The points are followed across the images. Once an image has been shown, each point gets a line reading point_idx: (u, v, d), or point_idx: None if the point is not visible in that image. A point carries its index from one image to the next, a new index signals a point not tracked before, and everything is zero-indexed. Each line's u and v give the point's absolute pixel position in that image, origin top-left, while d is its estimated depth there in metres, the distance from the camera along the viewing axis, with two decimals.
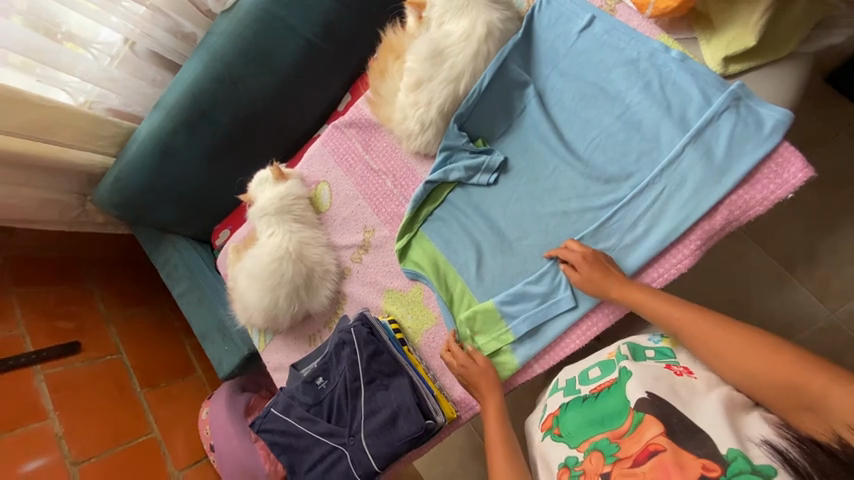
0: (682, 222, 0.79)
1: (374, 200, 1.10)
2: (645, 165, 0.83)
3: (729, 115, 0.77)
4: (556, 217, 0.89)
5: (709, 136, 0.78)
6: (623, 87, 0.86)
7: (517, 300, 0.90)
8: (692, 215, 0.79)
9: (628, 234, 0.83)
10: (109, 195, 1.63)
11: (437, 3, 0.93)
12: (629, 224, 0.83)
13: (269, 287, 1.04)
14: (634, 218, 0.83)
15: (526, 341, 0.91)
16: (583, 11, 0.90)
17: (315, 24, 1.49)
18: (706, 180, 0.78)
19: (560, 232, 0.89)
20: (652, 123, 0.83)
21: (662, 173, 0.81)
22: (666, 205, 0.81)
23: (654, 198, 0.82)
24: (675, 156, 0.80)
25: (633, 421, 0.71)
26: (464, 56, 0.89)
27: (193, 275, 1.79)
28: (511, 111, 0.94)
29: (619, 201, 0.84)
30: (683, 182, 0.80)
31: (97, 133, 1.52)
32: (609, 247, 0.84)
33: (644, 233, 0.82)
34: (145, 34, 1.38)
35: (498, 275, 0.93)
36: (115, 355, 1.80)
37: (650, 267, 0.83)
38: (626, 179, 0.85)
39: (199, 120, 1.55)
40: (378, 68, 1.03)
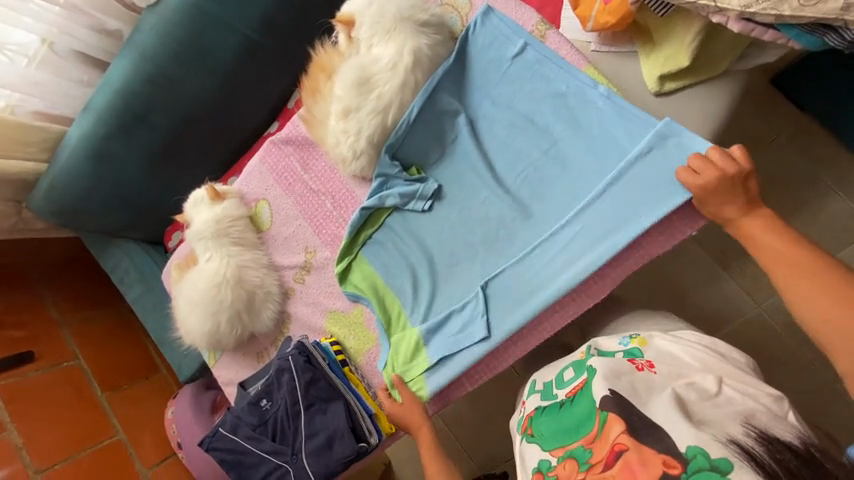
0: (596, 259, 0.80)
1: (314, 221, 1.10)
2: (569, 200, 0.85)
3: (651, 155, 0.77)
4: (485, 247, 0.92)
5: (628, 179, 0.79)
6: (551, 120, 0.87)
7: (441, 327, 0.94)
8: (607, 252, 0.79)
9: (545, 268, 0.85)
10: (45, 202, 1.55)
11: (364, 24, 0.89)
12: (546, 260, 0.85)
13: (210, 313, 1.05)
14: (553, 253, 0.85)
15: (441, 369, 0.93)
16: (517, 36, 0.88)
17: (254, 19, 1.41)
18: (621, 219, 0.79)
19: (487, 261, 0.91)
20: (575, 160, 0.85)
21: (579, 212, 0.83)
22: (584, 242, 0.82)
23: (572, 235, 0.83)
24: (594, 196, 0.81)
25: (600, 424, 0.72)
26: (390, 85, 0.88)
27: (147, 280, 1.77)
28: (444, 140, 0.94)
29: (540, 236, 0.87)
30: (599, 220, 0.81)
31: (23, 139, 1.43)
32: (528, 282, 0.86)
33: (560, 270, 0.84)
34: (67, 33, 1.29)
35: (430, 301, 0.96)
36: (72, 360, 1.78)
37: (566, 304, 0.85)
38: (550, 214, 0.87)
39: (135, 122, 1.46)
40: (310, 87, 0.99)
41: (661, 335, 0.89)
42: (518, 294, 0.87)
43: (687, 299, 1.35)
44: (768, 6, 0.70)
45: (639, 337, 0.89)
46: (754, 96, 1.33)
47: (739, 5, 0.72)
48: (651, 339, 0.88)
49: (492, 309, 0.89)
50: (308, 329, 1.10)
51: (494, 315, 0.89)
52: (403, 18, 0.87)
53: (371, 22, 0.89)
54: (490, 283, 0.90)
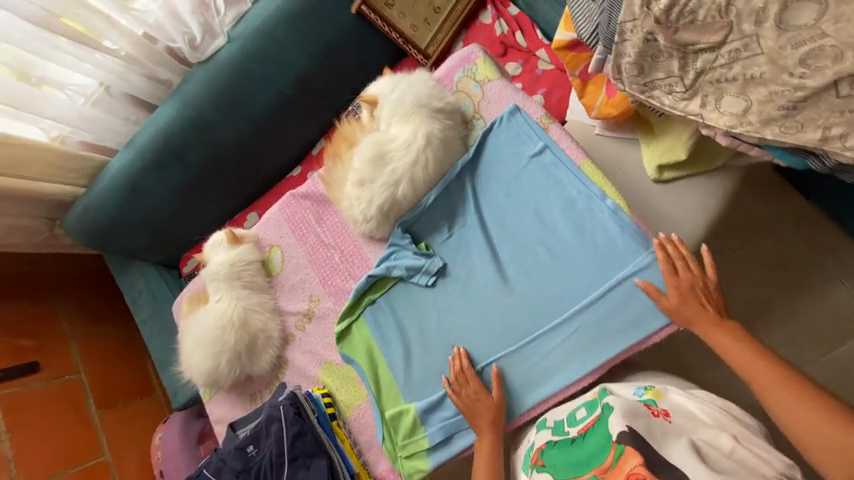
0: (592, 364, 0.87)
1: (321, 272, 1.16)
2: (563, 301, 0.90)
3: (645, 274, 0.85)
4: (483, 331, 0.96)
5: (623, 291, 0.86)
6: (560, 222, 0.92)
7: (437, 407, 0.97)
8: (597, 359, 0.87)
9: (543, 364, 0.91)
10: (77, 224, 1.67)
11: (386, 106, 1.00)
12: (543, 353, 0.91)
13: (212, 352, 1.10)
14: (549, 349, 0.90)
15: (440, 448, 0.96)
16: (537, 137, 0.96)
17: (290, 79, 1.55)
18: (613, 329, 0.87)
19: (485, 345, 0.95)
20: (579, 261, 0.90)
21: (577, 314, 0.88)
22: (579, 345, 0.88)
23: (567, 335, 0.89)
24: (592, 301, 0.87)
25: (614, 457, 0.72)
26: (404, 162, 0.95)
27: (158, 302, 1.84)
28: (453, 219, 1.01)
29: (538, 330, 0.91)
30: (594, 326, 0.87)
31: (67, 166, 1.57)
32: (523, 371, 0.92)
33: (555, 364, 0.90)
34: (121, 78, 1.44)
35: (425, 378, 0.99)
36: (73, 374, 1.82)
37: (554, 397, 0.90)
38: (549, 309, 0.91)
39: (170, 160, 1.59)
40: (333, 153, 1.09)
41: (674, 389, 0.83)
42: (517, 384, 0.92)
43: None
44: (750, 129, 0.74)
45: (654, 388, 0.83)
46: (759, 183, 1.37)
47: (724, 125, 0.77)
48: (666, 392, 0.82)
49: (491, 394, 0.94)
50: (302, 377, 1.13)
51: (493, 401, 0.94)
52: (420, 105, 0.96)
53: (391, 106, 0.99)
54: (487, 368, 0.94)
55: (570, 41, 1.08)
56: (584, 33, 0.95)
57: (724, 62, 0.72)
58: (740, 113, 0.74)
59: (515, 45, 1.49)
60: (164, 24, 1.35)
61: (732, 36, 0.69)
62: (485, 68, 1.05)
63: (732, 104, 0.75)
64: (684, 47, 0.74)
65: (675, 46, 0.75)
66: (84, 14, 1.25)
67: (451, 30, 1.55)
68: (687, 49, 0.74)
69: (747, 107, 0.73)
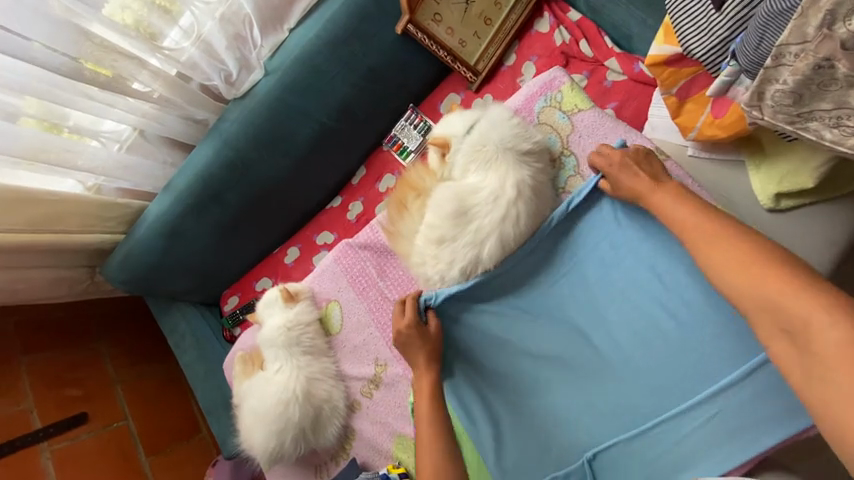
0: (743, 457, 0.70)
1: (387, 332, 1.04)
2: (695, 376, 0.76)
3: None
4: (592, 407, 0.82)
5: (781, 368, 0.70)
6: (683, 281, 0.79)
7: None
8: (751, 452, 0.70)
9: (674, 452, 0.75)
10: (117, 272, 1.60)
11: (462, 150, 0.86)
12: (673, 439, 0.75)
13: (274, 429, 1.00)
14: (681, 435, 0.75)
15: None
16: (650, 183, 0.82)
17: (331, 108, 1.44)
18: (770, 415, 0.70)
19: (596, 426, 0.81)
20: (713, 329, 0.76)
21: (718, 393, 0.73)
22: (722, 431, 0.72)
23: (704, 416, 0.74)
24: (739, 380, 0.71)
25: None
26: (491, 218, 0.81)
27: (200, 345, 1.76)
28: (543, 275, 0.89)
29: (664, 410, 0.77)
30: (742, 408, 0.72)
31: (102, 215, 1.50)
32: (647, 459, 0.76)
33: (690, 454, 0.74)
34: (156, 121, 1.36)
35: (521, 463, 0.85)
36: (122, 421, 1.75)
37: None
38: (677, 386, 0.77)
39: (209, 202, 1.49)
40: (397, 202, 0.96)
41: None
42: (641, 474, 0.77)
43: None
44: None
45: None
46: None
47: None
48: None
49: None
50: (373, 450, 1.02)
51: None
52: (506, 148, 0.83)
53: (470, 150, 0.86)
54: (599, 454, 0.79)
55: (673, 55, 0.92)
56: (702, 52, 0.79)
57: None
58: None
59: (580, 54, 1.32)
60: (199, 62, 1.25)
61: None
62: (572, 95, 0.90)
63: None
64: None
65: None
66: (117, 60, 1.16)
67: (504, 41, 1.39)
68: None
69: None
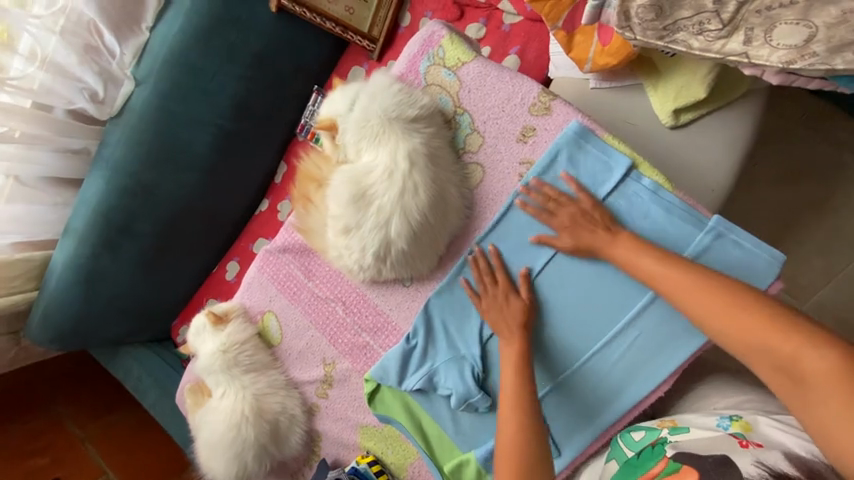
0: (665, 369, 0.76)
1: (327, 330, 1.01)
2: (615, 308, 0.78)
3: (711, 256, 0.72)
4: (531, 358, 0.84)
5: None
6: None
7: None
8: (669, 364, 0.76)
9: (608, 380, 0.79)
10: (41, 332, 1.47)
11: (349, 129, 0.80)
12: (606, 368, 0.79)
13: (233, 454, 0.96)
14: (612, 363, 0.79)
15: None
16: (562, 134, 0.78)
17: (225, 108, 1.31)
18: (683, 327, 0.74)
19: (537, 375, 0.84)
20: None
21: (638, 317, 0.76)
22: (645, 351, 0.77)
23: (629, 343, 0.78)
24: (654, 298, 0.74)
25: (664, 467, 0.61)
26: (390, 196, 0.76)
27: (160, 383, 1.67)
28: (464, 242, 0.87)
29: (594, 345, 0.80)
30: (660, 329, 0.76)
31: (6, 275, 1.35)
32: (587, 394, 0.81)
33: (625, 378, 0.78)
34: (28, 162, 1.19)
35: (477, 419, 0.88)
36: (101, 477, 1.68)
37: (627, 416, 0.79)
38: (601, 320, 0.79)
39: (120, 236, 1.37)
40: (302, 197, 0.91)
41: (766, 420, 0.66)
42: (583, 408, 0.81)
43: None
44: (817, 61, 0.59)
45: (740, 419, 0.67)
46: None
47: (780, 62, 0.61)
48: (756, 424, 0.66)
49: (556, 425, 0.83)
50: (341, 446, 1.02)
51: (560, 432, 0.83)
52: (391, 119, 0.77)
53: (356, 127, 0.80)
54: (545, 398, 0.83)
55: None
56: None
57: None
58: (801, 44, 0.59)
59: (472, 2, 1.25)
60: (54, 86, 1.11)
61: None
62: (453, 49, 0.85)
63: (789, 34, 0.58)
64: None
65: None
66: None
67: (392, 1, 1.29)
68: None
69: (811, 36, 0.57)
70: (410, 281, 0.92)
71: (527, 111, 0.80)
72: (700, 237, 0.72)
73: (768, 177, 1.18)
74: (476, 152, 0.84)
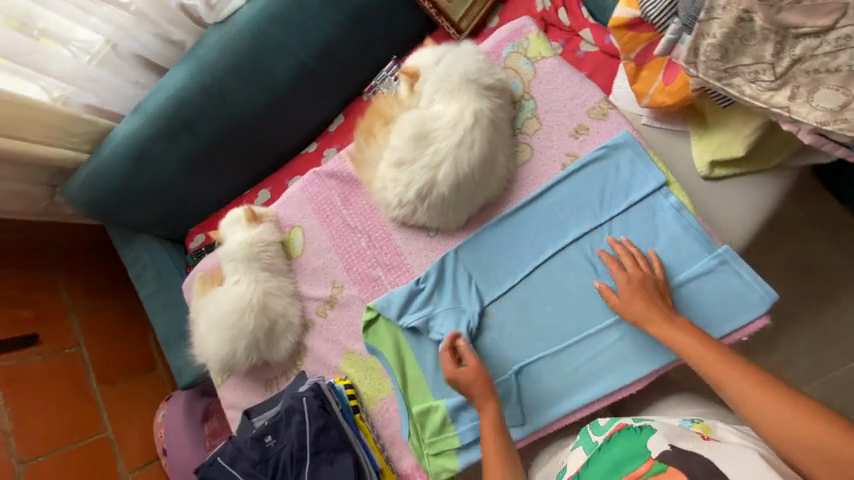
0: (643, 371, 0.82)
1: (346, 256, 1.09)
2: None
3: (711, 278, 0.80)
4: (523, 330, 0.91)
5: (690, 291, 0.80)
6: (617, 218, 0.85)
7: (468, 406, 0.92)
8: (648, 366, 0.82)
9: (588, 367, 0.86)
10: (79, 192, 1.57)
11: (430, 79, 0.91)
12: (588, 356, 0.86)
13: (228, 337, 1.04)
14: (596, 352, 0.85)
15: (472, 448, 0.91)
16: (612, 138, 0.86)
17: (313, 47, 1.44)
18: None
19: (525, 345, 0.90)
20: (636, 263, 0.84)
21: (631, 316, 0.83)
22: (630, 350, 0.83)
23: (617, 338, 0.84)
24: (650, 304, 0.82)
25: (650, 467, 0.64)
26: (448, 142, 0.85)
27: (162, 278, 1.75)
28: (495, 210, 0.95)
29: (585, 332, 0.86)
30: (649, 332, 0.82)
31: (69, 129, 1.45)
32: (564, 376, 0.87)
33: (604, 370, 0.85)
34: (131, 37, 1.31)
35: None
36: (73, 348, 1.67)
37: (594, 405, 0.85)
38: (597, 311, 0.86)
39: (182, 129, 1.49)
40: (365, 129, 1.01)
41: (726, 425, 0.73)
42: (558, 387, 0.87)
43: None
44: (846, 127, 0.69)
45: (702, 422, 0.73)
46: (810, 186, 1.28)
47: (815, 122, 0.71)
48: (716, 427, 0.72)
49: (528, 396, 0.89)
50: (322, 365, 1.08)
51: (530, 401, 0.89)
52: (470, 81, 0.88)
53: (436, 79, 0.90)
54: (525, 368, 0.89)
55: (632, 19, 1.00)
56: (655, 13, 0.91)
57: (828, 50, 0.68)
58: (836, 108, 0.70)
59: (558, 23, 1.38)
60: None
61: (844, 22, 0.65)
62: (537, 45, 0.96)
63: (827, 98, 0.70)
64: (784, 30, 0.70)
65: (773, 28, 0.70)
66: None
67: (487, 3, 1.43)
68: (787, 32, 0.70)
69: (846, 102, 0.69)
70: (435, 233, 1.01)
71: (586, 112, 0.90)
72: (706, 260, 0.80)
73: (780, 257, 1.24)
74: (530, 134, 0.93)
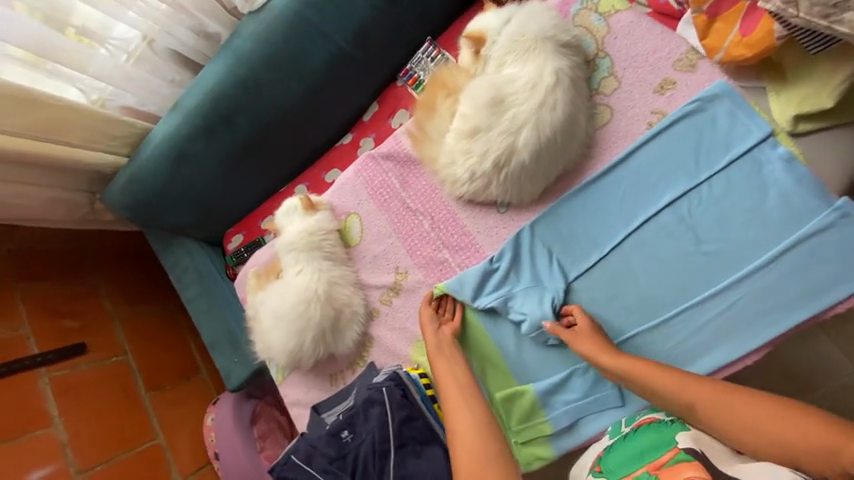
0: (759, 338, 0.79)
1: (408, 241, 1.04)
2: (718, 269, 0.81)
3: (832, 234, 0.75)
4: (616, 305, 0.87)
5: (807, 248, 0.77)
6: (713, 176, 0.82)
7: (559, 390, 0.90)
8: (764, 332, 0.79)
9: (696, 340, 0.82)
10: (119, 196, 1.55)
11: (499, 41, 0.86)
12: (694, 328, 0.82)
13: (296, 329, 1.00)
14: (702, 323, 0.82)
15: (564, 433, 0.90)
16: (705, 93, 0.82)
17: (349, 31, 1.38)
18: (786, 300, 0.78)
19: (618, 319, 0.86)
20: (742, 227, 0.80)
21: (741, 282, 0.80)
22: (743, 316, 0.80)
23: (724, 307, 0.81)
24: (762, 267, 0.78)
25: (675, 455, 0.66)
26: (528, 105, 0.82)
27: (204, 281, 1.70)
28: (576, 181, 0.89)
29: (689, 303, 0.83)
30: (762, 296, 0.79)
31: (110, 132, 1.44)
32: (667, 349, 0.83)
33: (715, 341, 0.81)
34: (167, 32, 1.28)
35: (542, 355, 0.92)
36: (120, 356, 1.59)
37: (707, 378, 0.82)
38: (702, 281, 0.82)
39: (220, 125, 1.45)
40: (425, 103, 0.94)
41: None
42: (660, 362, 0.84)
43: (781, 363, 1.19)
44: None
45: None
46: None
47: None
48: None
49: None
50: (390, 355, 1.03)
51: None
52: (546, 38, 0.84)
53: (508, 40, 0.85)
54: (624, 343, 0.85)
55: None
56: None
57: None
58: None
59: None
60: None
61: None
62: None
63: None
64: None
65: None
66: None
67: None
68: None
69: None
70: (506, 208, 0.95)
71: (671, 64, 0.85)
72: (826, 214, 0.76)
73: None
74: (608, 95, 0.88)
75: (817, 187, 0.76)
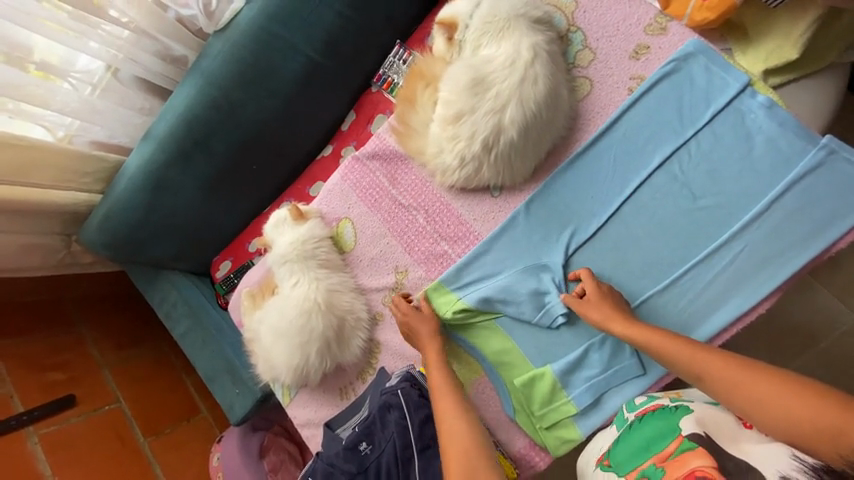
0: (767, 286, 0.81)
1: (404, 238, 1.01)
2: (716, 223, 0.84)
3: (822, 173, 0.79)
4: (622, 271, 0.88)
5: (801, 190, 0.80)
6: (695, 133, 0.86)
7: (577, 368, 0.89)
8: (777, 275, 0.80)
9: (706, 296, 0.84)
10: (97, 236, 1.48)
11: (471, 25, 0.89)
12: (704, 283, 0.84)
13: (298, 344, 0.96)
14: (710, 278, 0.84)
15: (590, 411, 0.89)
16: (675, 55, 0.88)
17: (317, 40, 1.37)
18: (788, 243, 0.80)
19: (626, 285, 0.87)
20: (732, 179, 0.84)
21: (741, 231, 0.82)
22: (749, 265, 0.82)
23: (729, 259, 0.83)
24: (759, 214, 0.81)
25: (679, 445, 0.66)
26: (510, 81, 0.85)
27: (194, 313, 1.61)
28: (568, 156, 0.92)
29: (695, 260, 0.84)
30: (767, 242, 0.81)
31: (80, 169, 1.38)
32: (681, 309, 0.85)
33: (724, 294, 0.83)
34: (132, 59, 1.25)
35: (555, 335, 0.91)
36: (113, 403, 1.48)
37: (727, 330, 0.83)
38: (703, 236, 0.85)
39: (195, 149, 1.41)
40: (406, 97, 0.96)
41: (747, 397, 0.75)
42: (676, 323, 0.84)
43: (788, 318, 1.19)
44: None
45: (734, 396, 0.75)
46: None
47: None
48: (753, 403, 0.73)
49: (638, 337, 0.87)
50: (400, 359, 0.99)
51: None
52: (518, 16, 0.87)
53: (481, 23, 0.88)
54: (640, 306, 0.86)
55: None
56: None
57: None
58: None
59: None
60: None
61: None
62: None
63: None
64: None
65: None
66: None
67: None
68: None
69: None
70: (499, 192, 0.96)
71: (643, 30, 0.91)
72: (814, 154, 0.79)
73: None
74: (586, 66, 0.94)
75: (801, 127, 0.80)
